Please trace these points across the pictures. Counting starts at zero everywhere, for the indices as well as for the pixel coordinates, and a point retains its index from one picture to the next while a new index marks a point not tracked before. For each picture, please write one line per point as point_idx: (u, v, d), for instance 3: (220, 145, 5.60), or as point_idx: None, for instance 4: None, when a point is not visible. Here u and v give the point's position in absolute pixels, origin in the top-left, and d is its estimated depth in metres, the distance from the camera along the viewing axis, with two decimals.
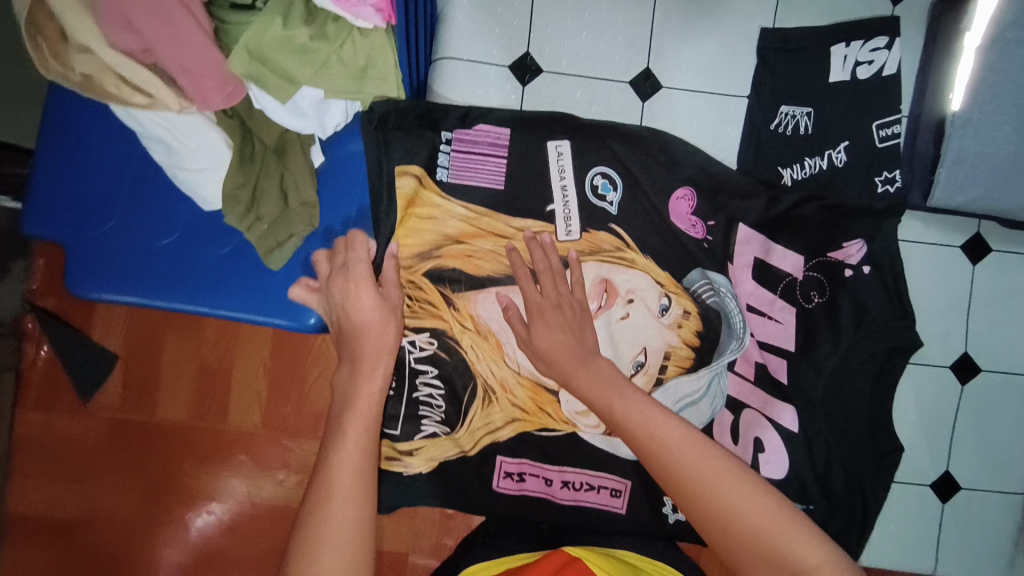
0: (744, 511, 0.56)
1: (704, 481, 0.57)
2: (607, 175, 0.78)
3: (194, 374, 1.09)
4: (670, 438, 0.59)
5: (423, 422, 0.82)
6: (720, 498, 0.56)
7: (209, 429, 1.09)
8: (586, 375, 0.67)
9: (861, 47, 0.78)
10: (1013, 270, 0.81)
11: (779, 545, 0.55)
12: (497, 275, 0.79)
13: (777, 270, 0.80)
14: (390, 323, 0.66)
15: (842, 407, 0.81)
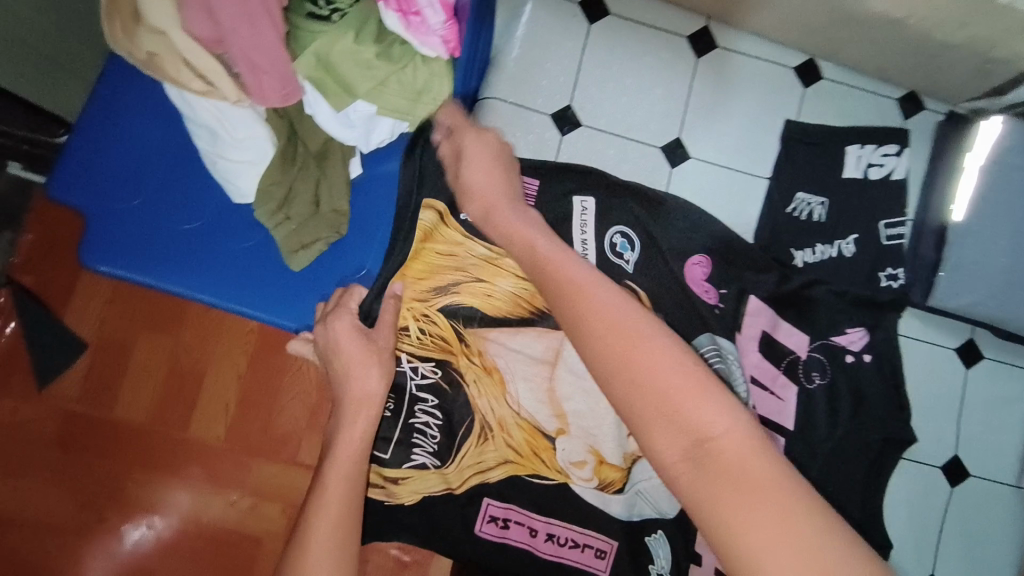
0: (635, 353, 0.44)
1: (598, 317, 0.47)
2: (626, 235, 0.80)
3: (164, 377, 1.04)
4: (578, 278, 0.51)
5: (415, 451, 0.79)
6: (610, 333, 0.46)
7: (167, 434, 1.03)
8: (510, 217, 0.61)
9: (874, 150, 0.85)
10: (1003, 380, 0.84)
11: (673, 395, 0.42)
12: (510, 316, 0.78)
13: (782, 346, 0.82)
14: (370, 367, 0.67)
15: (836, 492, 0.80)
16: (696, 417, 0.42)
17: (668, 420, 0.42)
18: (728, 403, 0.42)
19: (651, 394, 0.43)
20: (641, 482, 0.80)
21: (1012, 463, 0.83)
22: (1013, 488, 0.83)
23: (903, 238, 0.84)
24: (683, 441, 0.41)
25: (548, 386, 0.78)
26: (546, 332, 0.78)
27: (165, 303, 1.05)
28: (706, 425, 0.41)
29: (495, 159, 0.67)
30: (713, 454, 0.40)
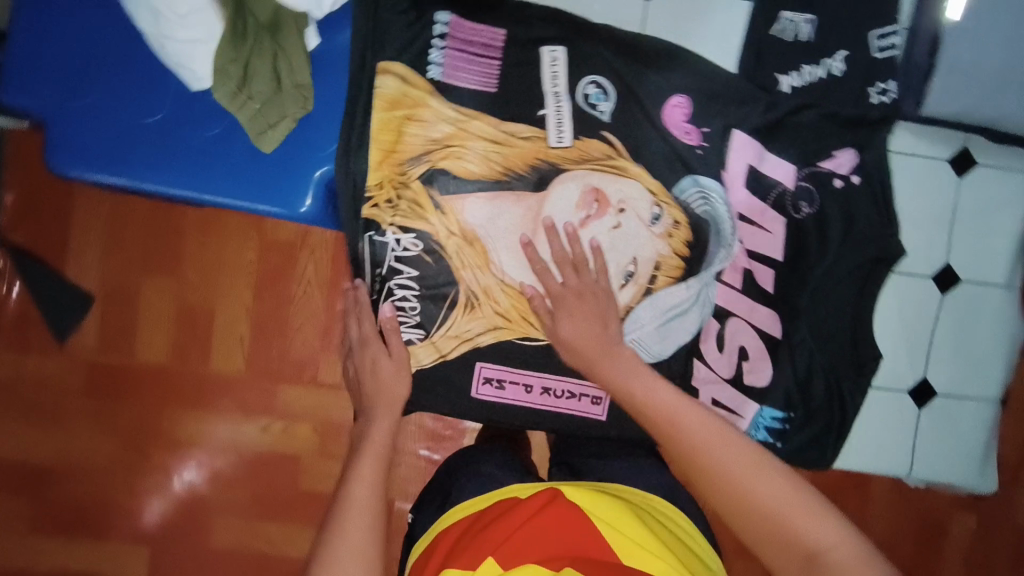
0: (744, 484, 0.62)
1: (717, 460, 0.64)
2: (600, 84, 0.77)
3: (174, 317, 1.02)
4: (681, 428, 0.67)
5: (404, 326, 0.78)
6: (719, 462, 0.64)
7: (190, 374, 1.04)
8: (627, 361, 0.75)
9: None
10: (995, 183, 0.84)
11: (784, 520, 0.60)
12: (485, 179, 0.77)
13: (769, 179, 0.81)
14: (401, 368, 0.78)
15: (826, 314, 0.82)
16: (806, 538, 0.58)
17: (779, 538, 0.59)
18: (827, 517, 0.59)
19: (772, 525, 0.60)
20: (634, 331, 0.81)
21: (1002, 264, 0.84)
22: (1003, 287, 0.85)
23: (896, 49, 0.79)
24: (796, 554, 0.58)
25: (531, 248, 0.78)
26: (523, 195, 0.78)
27: (158, 244, 1.01)
28: (817, 542, 0.57)
29: (593, 314, 0.77)
30: (824, 557, 0.56)
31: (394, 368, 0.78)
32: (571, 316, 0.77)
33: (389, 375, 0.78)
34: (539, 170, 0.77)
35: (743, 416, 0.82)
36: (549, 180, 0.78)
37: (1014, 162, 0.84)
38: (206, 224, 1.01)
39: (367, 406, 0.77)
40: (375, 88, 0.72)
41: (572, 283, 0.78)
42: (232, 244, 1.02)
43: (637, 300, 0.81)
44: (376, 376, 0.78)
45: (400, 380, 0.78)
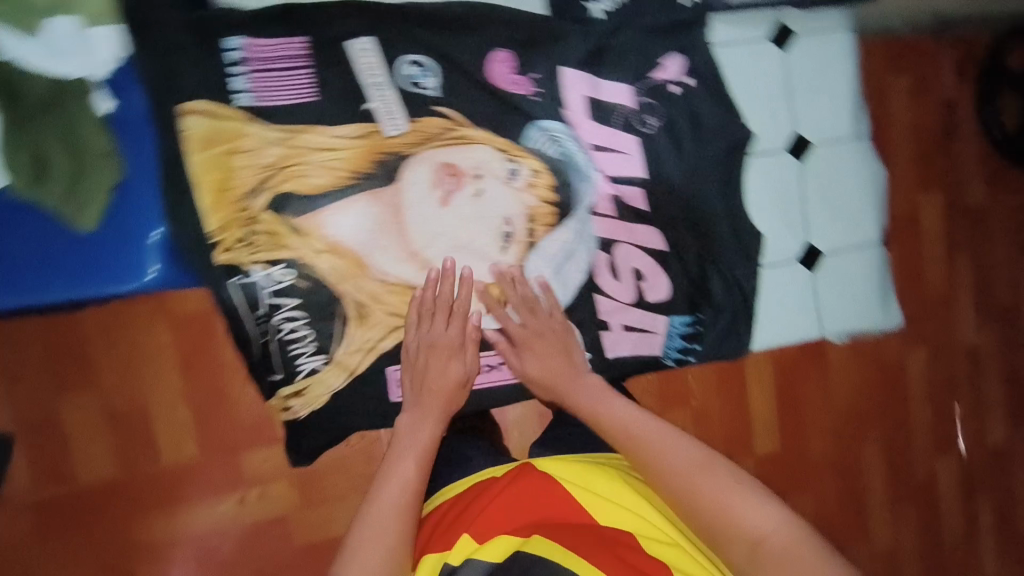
0: (693, 482, 0.67)
1: (671, 467, 0.69)
2: (419, 61, 0.75)
3: (110, 425, 0.86)
4: (639, 439, 0.73)
5: (452, 330, 0.78)
6: (676, 464, 0.69)
7: (151, 475, 0.88)
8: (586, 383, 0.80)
9: None
10: (818, 44, 0.86)
11: (728, 512, 0.64)
12: (334, 188, 0.75)
13: (609, 104, 0.81)
14: (449, 361, 0.78)
15: (700, 214, 0.86)
16: (749, 526, 0.63)
17: (730, 528, 0.64)
18: (766, 506, 0.64)
19: (719, 518, 0.65)
20: (531, 287, 0.82)
21: (847, 116, 0.88)
22: (853, 140, 0.89)
23: None
24: (743, 543, 0.62)
25: (403, 241, 0.78)
26: (377, 191, 0.76)
27: (58, 346, 0.83)
28: (759, 530, 0.62)
29: (558, 351, 0.81)
30: (767, 546, 0.61)
31: (452, 362, 0.78)
32: (532, 352, 0.81)
33: (444, 369, 0.78)
34: (383, 163, 0.75)
35: (656, 331, 0.87)
36: (398, 169, 0.76)
37: (828, 23, 0.87)
38: (111, 314, 0.85)
39: (420, 402, 0.77)
40: (181, 130, 0.68)
41: (530, 326, 0.81)
42: (151, 326, 0.86)
43: (524, 258, 0.81)
44: (439, 367, 0.78)
45: (457, 394, 0.79)
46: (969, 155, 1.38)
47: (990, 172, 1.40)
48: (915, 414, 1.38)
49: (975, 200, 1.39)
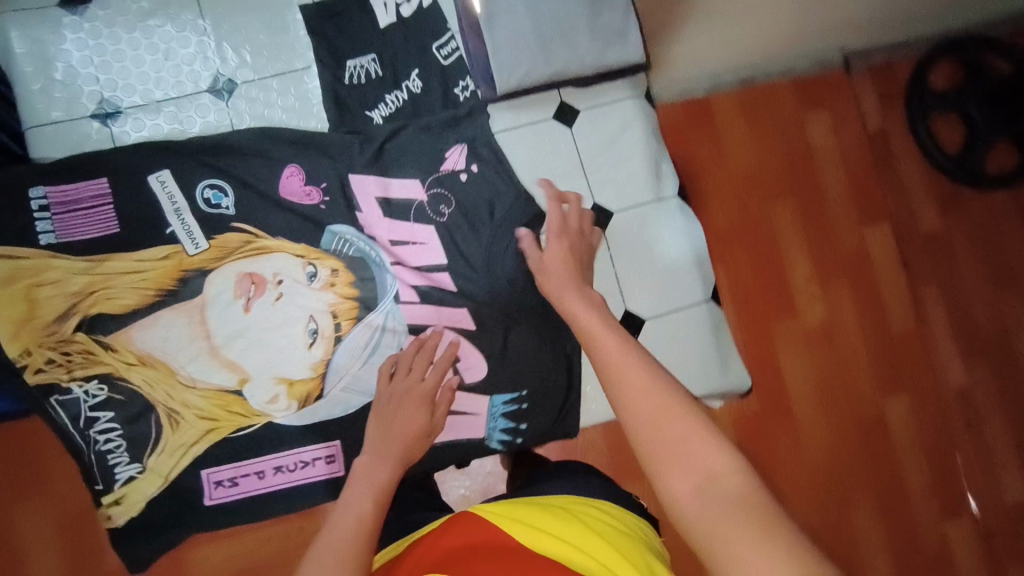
0: (640, 408, 0.54)
1: (632, 393, 0.55)
2: (216, 185, 0.83)
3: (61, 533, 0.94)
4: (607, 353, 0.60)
5: (432, 378, 0.82)
6: (628, 389, 0.56)
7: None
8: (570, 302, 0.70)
9: None
10: (601, 119, 0.91)
11: (679, 445, 0.51)
12: (141, 306, 0.81)
13: (400, 200, 0.87)
14: (420, 409, 0.79)
15: (505, 293, 0.86)
16: (704, 459, 0.50)
17: (677, 461, 0.50)
18: (717, 439, 0.51)
19: (668, 449, 0.51)
20: (342, 379, 0.84)
21: (645, 182, 0.90)
22: (654, 201, 0.90)
23: (458, 51, 0.90)
24: (692, 476, 0.50)
25: (211, 347, 0.82)
26: (182, 305, 0.82)
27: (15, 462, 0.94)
28: (714, 467, 0.49)
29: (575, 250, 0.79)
30: (718, 487, 0.48)
31: (420, 413, 0.79)
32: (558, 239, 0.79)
33: (413, 417, 0.79)
34: (185, 279, 0.82)
35: (478, 413, 0.85)
36: (200, 284, 0.82)
37: (613, 95, 0.91)
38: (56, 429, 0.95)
39: (380, 446, 0.76)
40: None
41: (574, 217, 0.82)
42: None
43: (332, 352, 0.84)
44: (408, 414, 0.79)
45: (418, 447, 0.78)
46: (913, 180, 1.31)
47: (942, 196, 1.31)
48: (910, 471, 1.24)
49: (928, 229, 1.30)
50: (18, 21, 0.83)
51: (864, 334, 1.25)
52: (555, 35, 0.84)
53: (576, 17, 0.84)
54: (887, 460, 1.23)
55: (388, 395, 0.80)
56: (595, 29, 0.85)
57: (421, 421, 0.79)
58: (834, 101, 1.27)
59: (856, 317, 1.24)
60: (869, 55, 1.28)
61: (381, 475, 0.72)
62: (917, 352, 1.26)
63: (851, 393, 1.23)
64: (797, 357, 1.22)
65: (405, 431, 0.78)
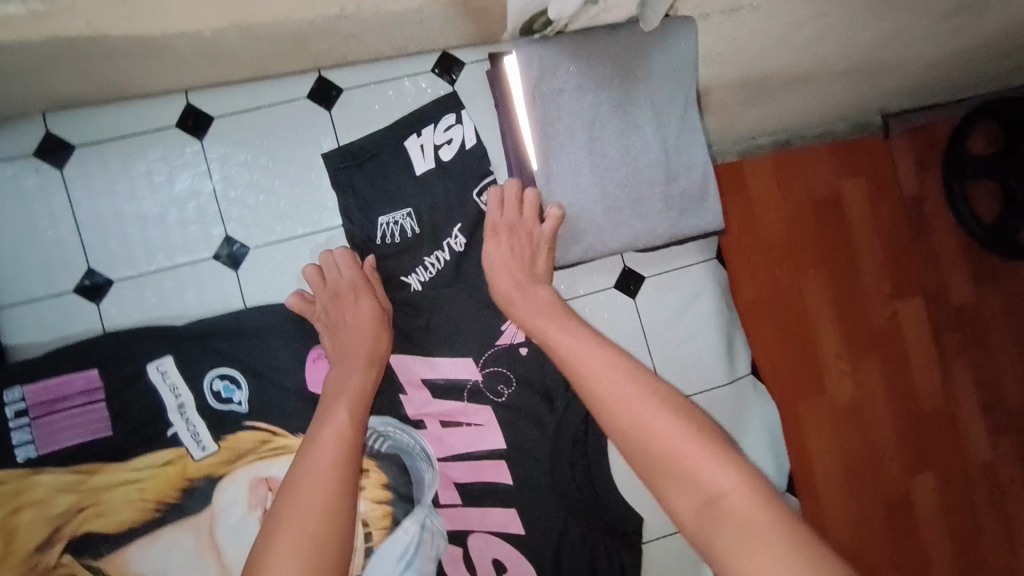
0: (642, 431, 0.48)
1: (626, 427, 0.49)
2: (226, 375, 0.71)
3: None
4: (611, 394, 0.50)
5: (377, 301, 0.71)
6: (625, 420, 0.49)
7: None
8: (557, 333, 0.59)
9: (434, 131, 0.77)
10: (674, 289, 0.81)
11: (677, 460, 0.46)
12: (137, 523, 0.69)
13: (452, 380, 0.75)
14: (377, 321, 0.69)
15: (561, 495, 0.76)
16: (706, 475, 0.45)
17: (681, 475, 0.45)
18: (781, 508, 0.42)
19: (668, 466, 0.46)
20: None
21: (718, 362, 0.80)
22: (729, 383, 0.80)
23: None
24: (693, 495, 0.45)
25: (220, 567, 0.70)
26: (186, 521, 0.70)
27: None
28: (716, 485, 0.44)
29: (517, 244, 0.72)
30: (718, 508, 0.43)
31: (361, 298, 0.70)
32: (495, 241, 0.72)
33: (358, 308, 0.69)
34: (189, 490, 0.69)
35: None
36: (207, 494, 0.70)
37: (683, 260, 0.81)
38: None
39: (339, 353, 0.67)
40: None
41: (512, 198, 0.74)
42: None
43: (362, 567, 0.72)
44: (350, 312, 0.69)
45: (379, 335, 0.69)
46: (943, 251, 1.35)
47: (973, 268, 1.37)
48: (935, 549, 1.29)
49: (957, 301, 1.35)
50: None
51: (892, 409, 1.29)
52: (625, 203, 0.74)
53: (647, 182, 0.74)
54: (911, 535, 1.28)
55: (328, 296, 0.71)
56: (670, 197, 0.75)
57: (368, 310, 0.69)
58: (869, 167, 1.29)
59: (884, 393, 1.28)
60: (907, 120, 1.31)
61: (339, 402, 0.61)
62: (940, 428, 1.32)
63: (880, 473, 1.27)
64: (826, 435, 1.24)
65: (353, 329, 0.68)
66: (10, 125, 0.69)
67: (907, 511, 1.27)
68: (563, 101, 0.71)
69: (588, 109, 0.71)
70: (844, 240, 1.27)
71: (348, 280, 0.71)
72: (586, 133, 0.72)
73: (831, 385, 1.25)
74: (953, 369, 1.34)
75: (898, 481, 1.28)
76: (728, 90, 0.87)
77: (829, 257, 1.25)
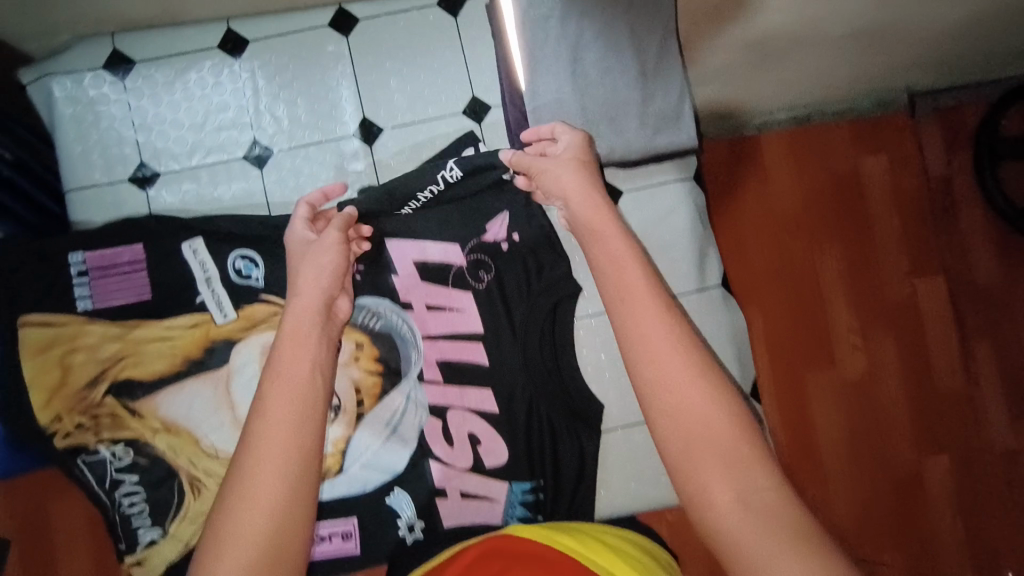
0: (704, 412, 0.49)
1: (682, 399, 0.49)
2: (247, 256, 0.83)
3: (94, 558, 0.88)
4: (677, 370, 0.50)
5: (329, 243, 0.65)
6: (686, 401, 0.49)
7: None
8: (602, 258, 0.58)
9: (459, 154, 0.84)
10: (649, 202, 0.86)
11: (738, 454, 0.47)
12: (168, 373, 0.82)
13: (438, 264, 0.85)
14: (330, 255, 0.64)
15: (529, 378, 0.84)
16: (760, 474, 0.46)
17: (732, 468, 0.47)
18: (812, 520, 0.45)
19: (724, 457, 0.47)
20: (364, 455, 0.83)
21: (688, 271, 0.85)
22: (696, 291, 0.85)
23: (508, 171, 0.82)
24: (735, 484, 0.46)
25: (233, 416, 0.82)
26: (207, 375, 0.82)
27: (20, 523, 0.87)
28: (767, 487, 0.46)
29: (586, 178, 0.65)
30: (762, 497, 0.45)
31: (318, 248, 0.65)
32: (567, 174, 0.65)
33: (322, 255, 0.64)
34: (210, 349, 0.82)
35: (495, 499, 0.84)
36: (226, 354, 0.82)
37: (661, 176, 0.86)
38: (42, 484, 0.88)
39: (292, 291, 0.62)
40: (23, 339, 0.79)
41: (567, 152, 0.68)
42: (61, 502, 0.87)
43: (354, 428, 0.83)
44: (311, 258, 0.64)
45: (336, 272, 0.64)
46: (966, 230, 1.32)
47: (1003, 250, 1.31)
48: (950, 533, 1.27)
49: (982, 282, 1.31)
50: (59, 81, 0.82)
51: (905, 385, 1.29)
52: (604, 117, 0.79)
53: (625, 100, 0.79)
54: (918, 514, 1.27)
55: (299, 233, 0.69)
56: (645, 115, 0.80)
57: (327, 256, 0.64)
58: (891, 145, 1.30)
59: (896, 370, 1.29)
60: (934, 100, 1.28)
61: (299, 371, 0.55)
62: (957, 410, 1.29)
63: (889, 447, 1.27)
64: (832, 406, 1.27)
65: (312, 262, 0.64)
66: (85, 42, 0.82)
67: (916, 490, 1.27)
68: (551, 26, 0.76)
69: (573, 30, 0.76)
70: (857, 216, 1.29)
71: (303, 236, 0.67)
72: (571, 55, 0.77)
73: (840, 359, 1.28)
74: (974, 352, 1.31)
75: (910, 459, 1.28)
76: (726, 49, 0.89)
77: (839, 232, 1.28)
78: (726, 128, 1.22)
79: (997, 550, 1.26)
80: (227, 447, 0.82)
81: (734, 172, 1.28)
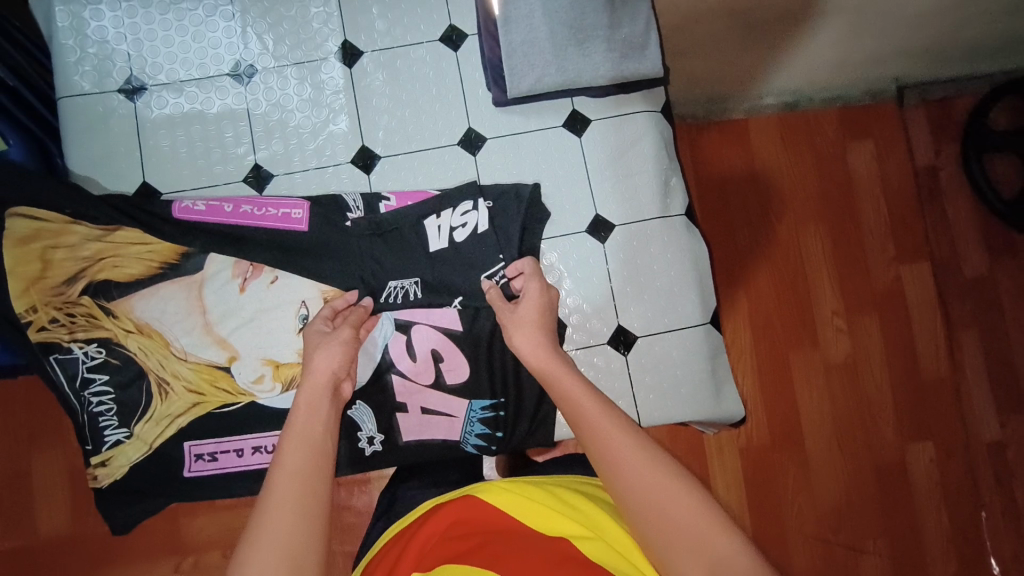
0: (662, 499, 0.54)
1: (641, 485, 0.55)
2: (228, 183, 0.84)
3: (64, 481, 1.10)
4: (628, 458, 0.56)
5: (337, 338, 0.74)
6: (647, 491, 0.54)
7: (96, 535, 1.10)
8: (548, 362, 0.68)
9: (452, 214, 0.85)
10: (617, 131, 0.89)
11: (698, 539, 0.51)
12: (144, 276, 0.84)
13: (410, 184, 0.88)
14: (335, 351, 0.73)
15: None
16: (714, 546, 0.51)
17: (687, 544, 0.51)
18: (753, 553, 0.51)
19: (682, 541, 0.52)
20: None
21: (651, 199, 0.88)
22: (660, 218, 0.88)
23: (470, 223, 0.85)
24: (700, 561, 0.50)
25: (204, 321, 0.85)
26: (180, 279, 0.84)
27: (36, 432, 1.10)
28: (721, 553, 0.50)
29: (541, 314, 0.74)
30: None
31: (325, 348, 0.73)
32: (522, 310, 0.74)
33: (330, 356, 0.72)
34: (185, 255, 0.84)
35: (456, 414, 0.86)
36: (200, 261, 0.84)
37: (628, 107, 0.89)
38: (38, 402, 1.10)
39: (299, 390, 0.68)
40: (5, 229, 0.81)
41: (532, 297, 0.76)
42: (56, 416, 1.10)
43: None
44: (322, 359, 0.71)
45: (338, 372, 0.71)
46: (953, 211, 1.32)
47: (989, 239, 1.32)
48: (931, 526, 1.24)
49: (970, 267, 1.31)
50: None
51: (892, 371, 1.26)
52: (571, 42, 0.81)
53: (593, 25, 0.81)
54: (902, 502, 1.24)
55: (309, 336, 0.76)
56: (612, 41, 0.82)
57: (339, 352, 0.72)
58: (879, 131, 1.29)
59: (882, 356, 1.26)
60: (925, 90, 1.30)
61: (307, 450, 0.60)
62: (943, 398, 1.27)
63: (871, 433, 1.25)
64: (816, 389, 1.24)
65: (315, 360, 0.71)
66: None
67: (900, 479, 1.24)
68: None
69: None
70: (844, 195, 1.28)
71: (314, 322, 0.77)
72: None
73: (825, 343, 1.25)
74: (960, 339, 1.30)
75: (892, 446, 1.25)
76: None
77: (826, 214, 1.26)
78: (713, 109, 1.24)
79: (974, 540, 1.25)
80: (195, 352, 0.84)
81: (723, 149, 1.26)
